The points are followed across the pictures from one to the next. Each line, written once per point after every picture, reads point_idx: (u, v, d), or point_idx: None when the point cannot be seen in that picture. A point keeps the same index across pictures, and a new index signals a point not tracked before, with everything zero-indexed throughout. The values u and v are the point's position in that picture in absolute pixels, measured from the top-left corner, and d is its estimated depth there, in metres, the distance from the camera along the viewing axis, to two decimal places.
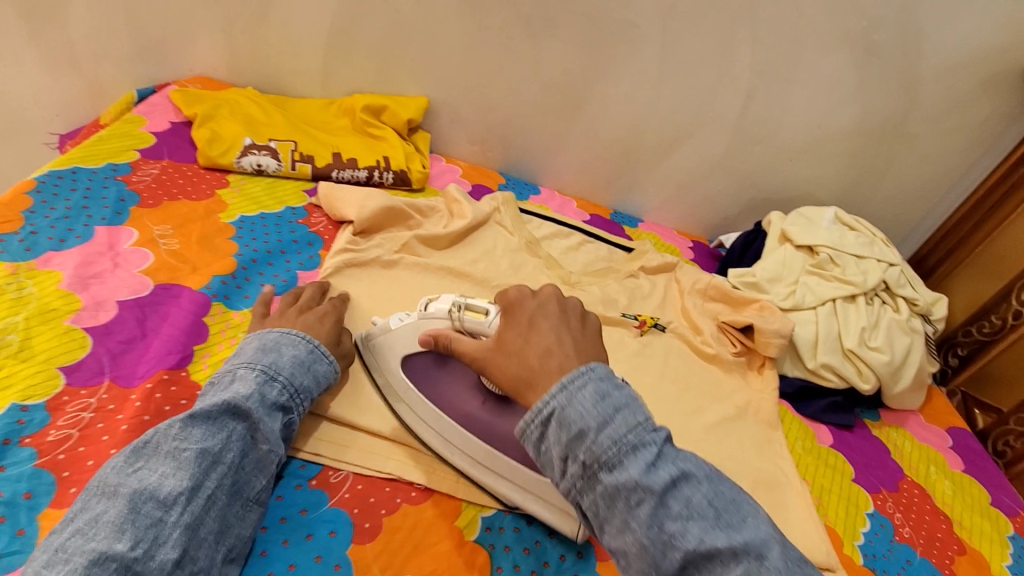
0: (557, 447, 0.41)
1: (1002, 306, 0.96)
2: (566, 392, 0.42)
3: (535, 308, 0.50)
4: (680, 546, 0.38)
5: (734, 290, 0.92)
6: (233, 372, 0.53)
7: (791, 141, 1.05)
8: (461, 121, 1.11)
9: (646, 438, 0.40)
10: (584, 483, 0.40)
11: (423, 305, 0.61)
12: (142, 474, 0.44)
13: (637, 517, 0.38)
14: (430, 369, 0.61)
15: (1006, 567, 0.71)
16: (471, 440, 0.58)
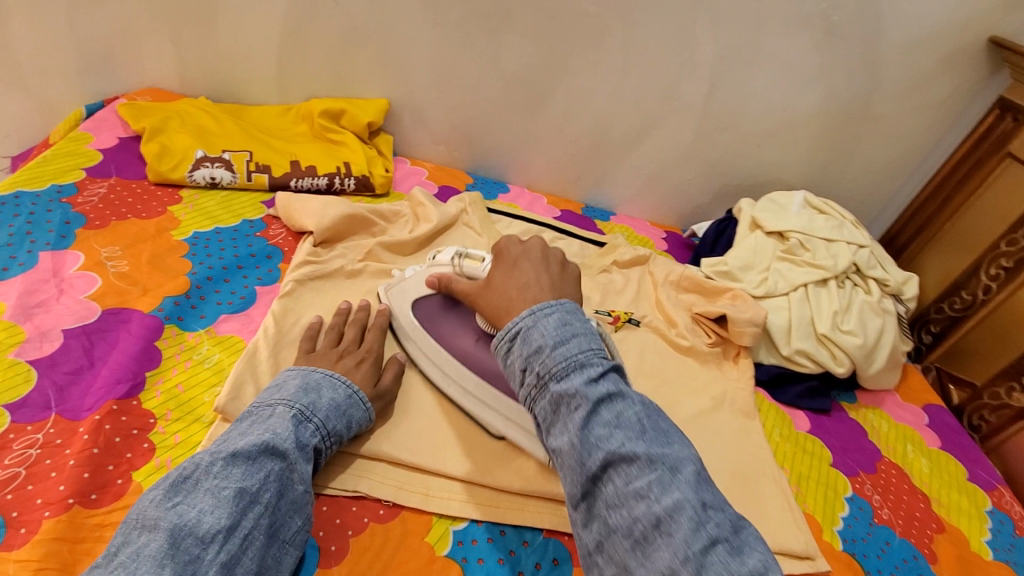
0: (517, 359, 0.46)
1: (972, 281, 0.97)
2: (534, 316, 0.47)
3: (519, 252, 0.57)
4: (606, 450, 0.41)
5: (707, 280, 0.91)
6: (271, 408, 0.52)
7: (758, 126, 1.04)
8: (425, 121, 1.09)
9: (595, 360, 0.44)
10: (535, 392, 0.44)
11: (432, 257, 0.72)
12: (181, 507, 0.43)
13: (573, 421, 0.42)
14: (434, 310, 0.68)
15: (984, 542, 0.72)
16: (462, 372, 0.64)
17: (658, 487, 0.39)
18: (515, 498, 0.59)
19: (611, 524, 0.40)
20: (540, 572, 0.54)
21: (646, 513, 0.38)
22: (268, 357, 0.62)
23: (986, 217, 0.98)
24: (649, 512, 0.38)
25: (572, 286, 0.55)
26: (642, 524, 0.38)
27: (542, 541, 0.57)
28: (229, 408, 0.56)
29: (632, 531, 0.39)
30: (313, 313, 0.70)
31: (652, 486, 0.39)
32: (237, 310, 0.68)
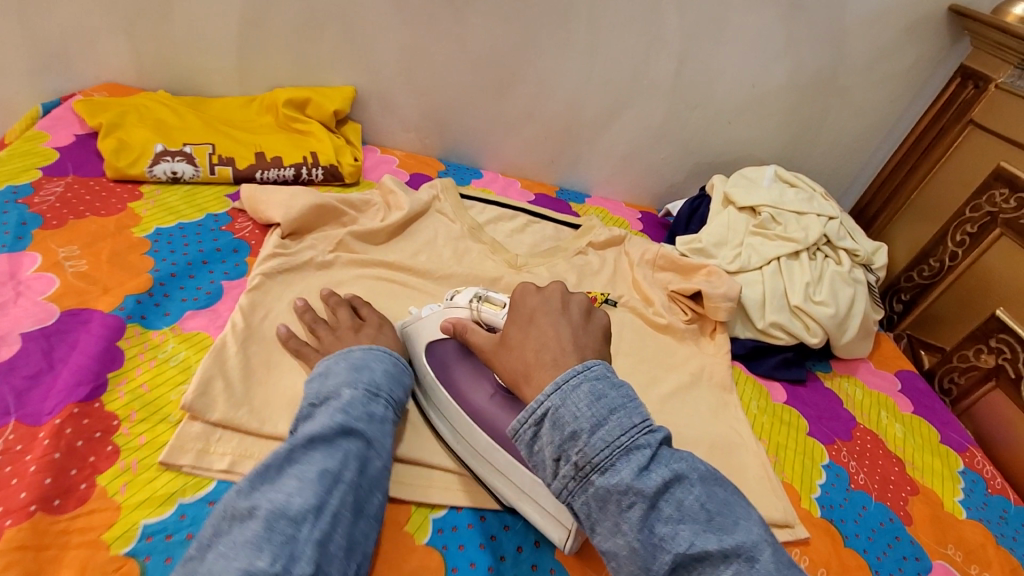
0: (551, 448, 0.44)
1: (939, 248, 0.98)
2: (561, 392, 0.45)
3: (538, 305, 0.54)
4: (673, 551, 0.40)
5: (682, 257, 0.91)
6: (337, 391, 0.54)
7: (728, 103, 1.04)
8: (393, 108, 1.07)
9: (641, 441, 0.43)
10: (576, 484, 0.43)
11: (449, 296, 0.67)
12: (272, 495, 0.46)
13: (628, 519, 0.41)
14: (451, 356, 0.63)
15: (957, 501, 0.74)
16: (472, 431, 0.58)
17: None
18: None
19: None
20: (522, 555, 0.54)
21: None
22: (237, 352, 0.61)
23: (950, 183, 0.99)
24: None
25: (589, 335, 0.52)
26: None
27: (524, 524, 0.57)
28: (197, 405, 0.54)
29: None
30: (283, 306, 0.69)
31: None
32: (203, 306, 0.67)
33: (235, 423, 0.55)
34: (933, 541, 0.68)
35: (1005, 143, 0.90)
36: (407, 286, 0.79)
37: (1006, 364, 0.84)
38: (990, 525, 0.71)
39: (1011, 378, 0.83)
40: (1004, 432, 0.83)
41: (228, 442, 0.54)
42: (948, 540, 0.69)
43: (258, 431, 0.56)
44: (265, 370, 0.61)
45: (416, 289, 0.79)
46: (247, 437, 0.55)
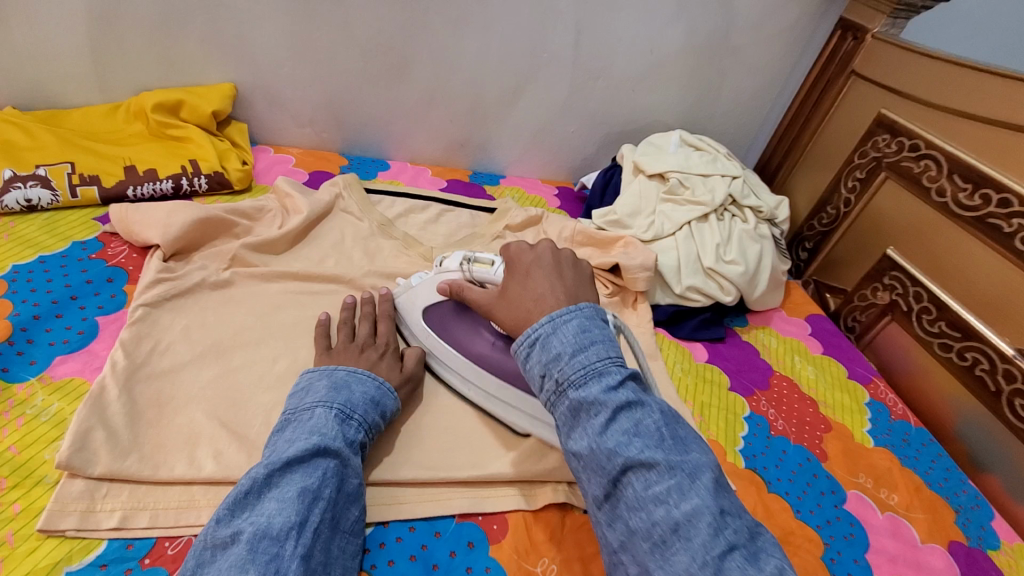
0: (537, 366, 0.47)
1: (835, 196, 1.04)
2: (553, 322, 0.48)
3: (532, 260, 0.56)
4: (625, 457, 0.42)
5: (599, 231, 0.91)
6: (312, 411, 0.53)
7: (628, 71, 1.04)
8: (283, 103, 0.99)
9: (614, 369, 0.45)
10: (556, 397, 0.46)
11: (438, 262, 0.71)
12: (253, 518, 0.44)
13: (593, 427, 0.43)
14: (448, 316, 0.69)
15: (866, 432, 0.79)
16: (482, 375, 0.64)
17: (677, 495, 0.40)
18: (424, 489, 0.57)
19: (630, 527, 0.41)
20: (456, 559, 0.53)
21: (664, 518, 0.40)
22: (120, 395, 0.55)
23: (840, 134, 1.04)
24: (668, 518, 0.39)
25: (587, 290, 0.54)
26: (661, 529, 0.40)
27: (455, 528, 0.56)
28: (75, 461, 0.49)
29: (650, 535, 0.40)
30: (172, 335, 0.63)
31: (671, 493, 0.40)
32: (76, 347, 0.60)
33: (124, 474, 0.50)
34: (846, 473, 0.73)
35: (881, 91, 0.96)
36: (314, 294, 0.73)
37: (899, 299, 0.90)
38: (896, 450, 0.77)
39: (904, 311, 0.89)
40: (903, 362, 0.89)
41: (116, 497, 0.49)
42: (860, 470, 0.74)
43: (152, 479, 0.51)
44: (157, 411, 0.56)
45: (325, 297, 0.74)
46: (139, 487, 0.51)
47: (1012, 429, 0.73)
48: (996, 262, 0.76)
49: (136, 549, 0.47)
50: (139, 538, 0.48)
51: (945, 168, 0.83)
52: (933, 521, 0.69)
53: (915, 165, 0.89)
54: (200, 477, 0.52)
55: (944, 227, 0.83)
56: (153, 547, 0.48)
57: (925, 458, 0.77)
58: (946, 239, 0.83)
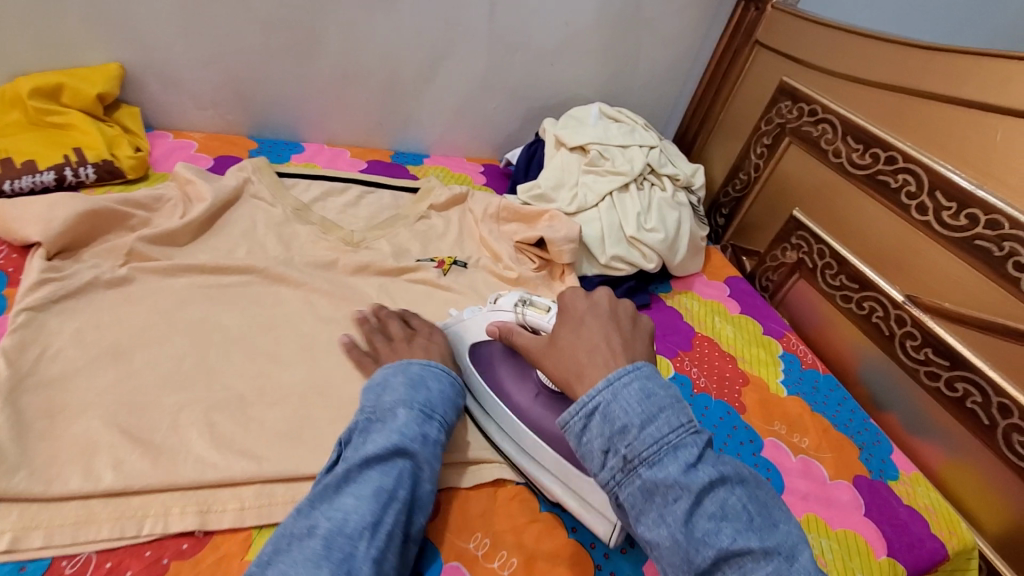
0: (600, 440, 0.45)
1: (746, 162, 1.08)
2: (612, 388, 0.46)
3: (587, 306, 0.55)
4: (717, 546, 0.41)
5: (524, 206, 0.91)
6: (391, 407, 0.51)
7: (546, 43, 1.03)
8: (180, 84, 0.93)
9: (688, 440, 0.44)
10: (625, 475, 0.44)
11: (492, 299, 0.68)
12: (330, 512, 0.44)
13: (674, 512, 0.42)
14: (497, 357, 0.66)
15: (779, 382, 0.85)
16: (519, 429, 0.60)
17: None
18: None
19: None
20: None
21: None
22: (3, 409, 0.50)
23: (749, 102, 1.09)
24: None
25: (642, 342, 0.53)
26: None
27: None
28: None
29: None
30: (62, 338, 0.58)
31: None
32: None
33: (12, 492, 0.46)
34: (763, 422, 0.77)
35: (784, 60, 1.01)
36: (222, 285, 0.69)
37: (805, 257, 0.96)
38: (806, 397, 0.83)
39: (810, 268, 0.95)
40: (812, 316, 0.96)
41: (5, 517, 0.45)
42: (775, 418, 0.79)
43: (43, 496, 0.47)
44: (47, 422, 0.52)
45: (236, 287, 0.69)
46: (31, 505, 0.47)
47: (905, 368, 0.81)
48: (885, 215, 0.83)
49: (29, 570, 0.44)
50: (33, 559, 0.44)
51: (840, 130, 0.89)
52: (840, 459, 0.75)
53: (814, 129, 0.94)
54: (99, 489, 0.48)
55: (841, 186, 0.89)
56: (49, 567, 0.44)
57: (832, 402, 0.83)
58: (843, 197, 0.89)
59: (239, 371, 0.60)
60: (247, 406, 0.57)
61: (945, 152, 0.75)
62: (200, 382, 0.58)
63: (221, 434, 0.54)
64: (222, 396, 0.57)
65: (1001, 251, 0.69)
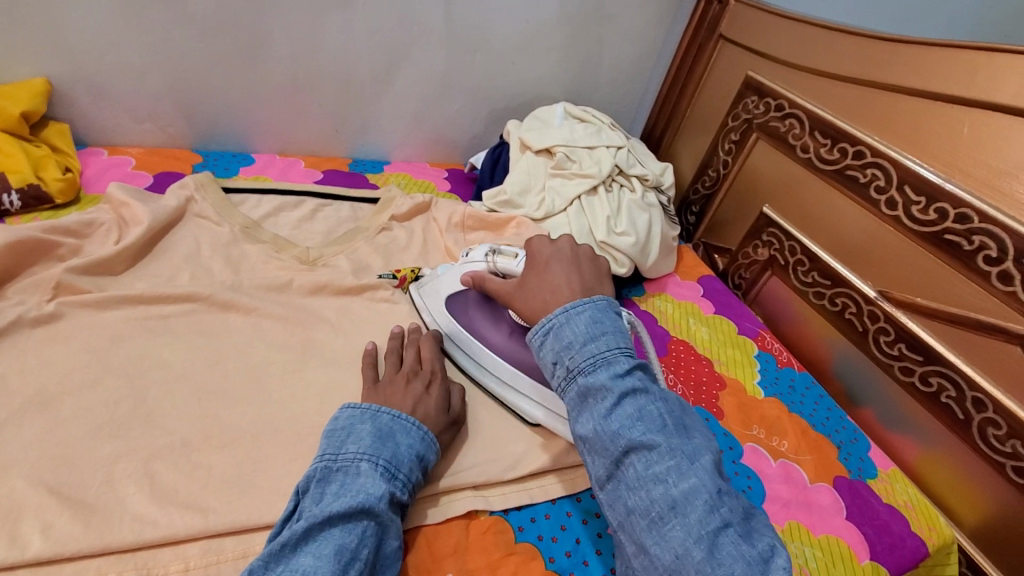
0: (550, 352, 0.53)
1: (714, 158, 1.07)
2: (567, 313, 0.53)
3: (552, 253, 0.62)
4: (629, 441, 0.46)
5: (489, 213, 0.87)
6: (356, 460, 0.49)
7: (506, 42, 1.00)
8: (115, 96, 0.86)
9: (620, 357, 0.50)
10: (567, 382, 0.51)
11: (464, 254, 0.74)
12: (287, 573, 0.42)
13: (599, 411, 0.48)
14: (470, 303, 0.71)
15: (756, 383, 0.83)
16: (496, 363, 0.67)
17: (675, 474, 0.44)
18: None
19: (630, 503, 0.45)
20: None
21: (662, 495, 0.44)
22: None
23: (715, 97, 1.07)
24: (666, 494, 0.44)
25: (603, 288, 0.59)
26: (659, 507, 0.44)
27: None
28: None
29: (649, 508, 0.44)
30: None
31: (669, 472, 0.44)
32: None
33: None
34: (741, 427, 0.76)
35: (749, 54, 0.99)
36: (163, 316, 0.64)
37: (777, 254, 0.95)
38: (783, 397, 0.82)
39: (782, 265, 0.94)
40: (786, 313, 0.95)
41: None
42: (753, 422, 0.77)
43: None
44: None
45: (179, 318, 0.64)
46: None
47: (880, 364, 0.80)
48: (855, 211, 0.82)
49: None
50: None
51: (807, 125, 0.88)
52: (819, 461, 0.74)
53: (781, 124, 0.92)
54: (23, 560, 0.43)
55: (810, 182, 0.88)
56: None
57: (809, 401, 0.82)
58: (811, 193, 0.88)
59: (183, 413, 0.55)
60: (192, 452, 0.52)
61: (912, 146, 0.74)
62: (138, 428, 0.53)
63: (163, 486, 0.49)
64: (164, 443, 0.52)
65: (971, 245, 0.68)
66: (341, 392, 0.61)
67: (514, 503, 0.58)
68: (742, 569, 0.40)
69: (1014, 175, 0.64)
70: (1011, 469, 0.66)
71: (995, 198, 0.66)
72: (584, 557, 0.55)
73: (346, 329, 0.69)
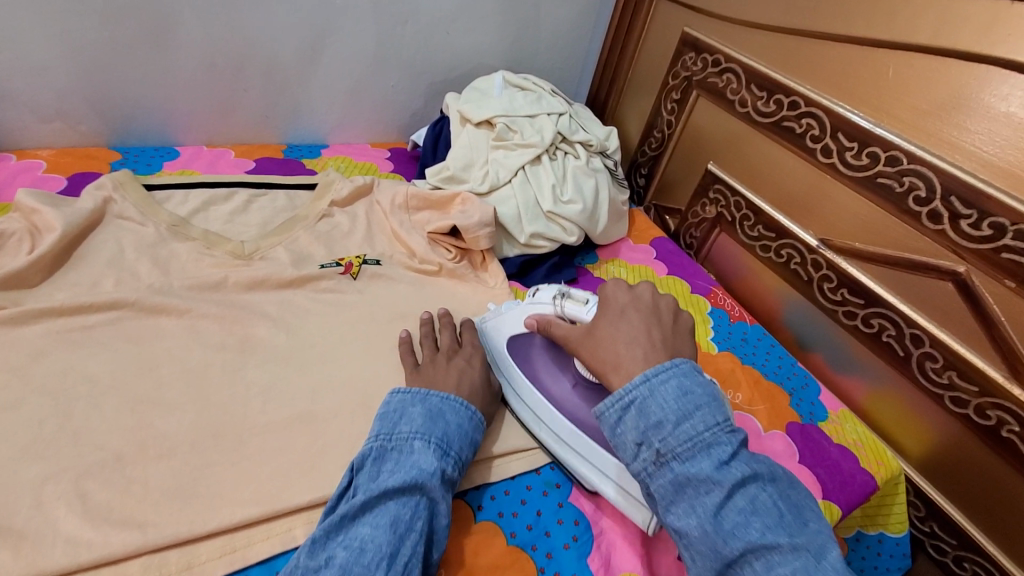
0: (633, 432, 0.47)
1: (658, 119, 1.06)
2: (649, 383, 0.48)
3: (628, 299, 0.57)
4: (745, 541, 0.42)
5: (434, 191, 0.84)
6: (410, 441, 0.50)
7: (437, 10, 0.95)
8: (15, 95, 0.79)
9: (722, 436, 0.45)
10: (656, 468, 0.46)
11: (532, 292, 0.69)
12: (347, 543, 0.44)
13: (705, 504, 0.43)
14: (537, 349, 0.67)
15: (710, 339, 0.84)
16: (555, 417, 0.61)
17: None
18: (256, 527, 0.49)
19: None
20: None
21: None
22: None
23: (654, 57, 1.06)
24: None
25: (682, 338, 0.55)
26: None
27: None
28: None
29: None
30: None
31: None
32: None
33: None
34: None
35: (685, 10, 0.98)
36: (85, 327, 0.60)
37: (724, 211, 0.95)
38: (736, 351, 0.83)
39: (729, 221, 0.95)
40: (736, 267, 0.96)
41: None
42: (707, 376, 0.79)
43: None
44: None
45: (103, 328, 0.60)
46: None
47: (825, 311, 0.82)
48: (794, 161, 0.82)
49: None
50: None
51: (744, 79, 0.88)
52: (772, 409, 0.76)
53: (719, 79, 0.92)
54: None
55: (750, 136, 0.88)
56: None
57: (761, 352, 0.84)
58: (753, 147, 0.88)
59: (110, 425, 0.52)
60: (126, 466, 0.50)
61: (844, 93, 0.75)
62: (66, 447, 0.50)
63: (95, 504, 0.47)
64: (94, 460, 0.50)
65: (902, 187, 0.69)
66: (286, 389, 0.59)
67: (473, 482, 0.57)
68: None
69: (940, 115, 0.65)
70: (948, 399, 0.69)
71: (921, 138, 0.67)
72: (545, 528, 0.56)
73: (288, 324, 0.66)
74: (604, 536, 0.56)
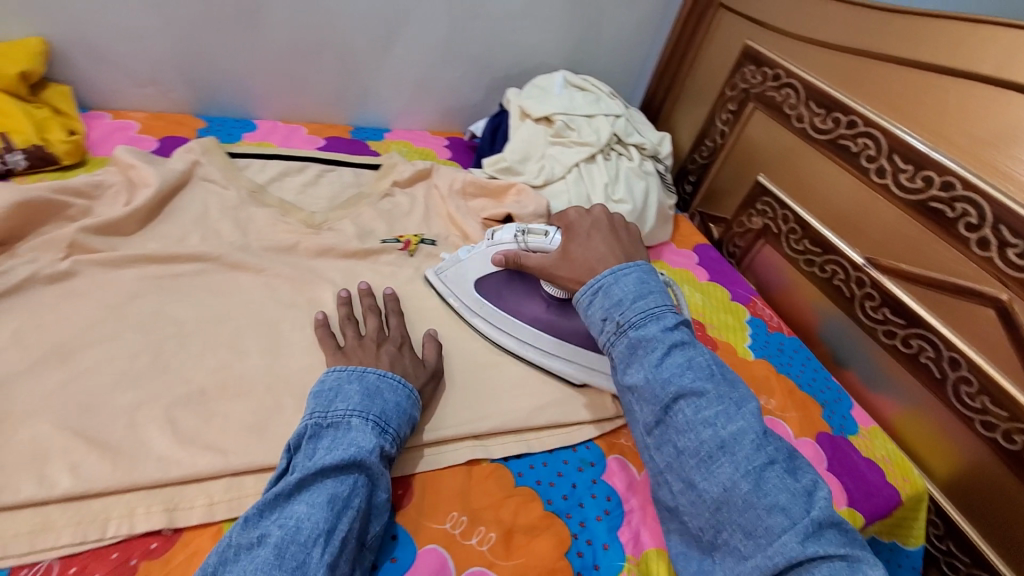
0: (600, 310, 0.58)
1: (711, 128, 1.08)
2: (615, 274, 0.59)
3: (592, 224, 0.66)
4: (677, 387, 0.52)
5: (490, 180, 0.88)
6: (347, 419, 0.50)
7: (506, 9, 0.99)
8: (116, 60, 0.86)
9: (668, 313, 0.56)
10: (616, 337, 0.56)
11: (490, 234, 0.73)
12: (282, 520, 0.44)
13: (651, 360, 0.53)
14: (501, 285, 0.72)
15: (747, 346, 0.86)
16: (540, 336, 0.70)
17: (723, 418, 0.50)
18: None
19: (679, 446, 0.51)
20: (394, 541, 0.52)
21: (712, 437, 0.49)
22: None
23: (713, 67, 1.08)
24: (716, 436, 0.49)
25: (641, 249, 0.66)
26: (708, 446, 0.49)
27: None
28: None
29: (699, 451, 0.50)
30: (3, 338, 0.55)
31: (719, 416, 0.50)
32: None
33: None
34: None
35: (748, 23, 1.00)
36: (173, 275, 0.65)
37: (770, 223, 0.97)
38: (772, 359, 0.85)
39: (774, 233, 0.96)
40: (777, 279, 0.97)
41: None
42: None
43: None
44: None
45: (188, 278, 0.66)
46: None
47: (864, 328, 0.83)
48: (845, 179, 0.84)
49: None
50: None
51: (803, 95, 0.89)
52: (804, 418, 0.77)
53: (778, 94, 0.94)
54: (54, 495, 0.46)
55: (804, 151, 0.90)
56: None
57: (796, 363, 0.86)
58: (806, 162, 0.89)
59: (194, 364, 0.58)
60: (209, 400, 0.55)
61: (904, 115, 0.76)
62: (156, 379, 0.55)
63: (183, 430, 0.52)
64: (181, 393, 0.55)
65: (954, 213, 0.70)
66: None
67: (515, 451, 0.61)
68: (786, 500, 0.46)
69: (997, 145, 0.67)
70: (979, 424, 0.70)
71: (977, 166, 0.68)
72: (580, 500, 0.59)
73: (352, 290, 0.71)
74: (636, 514, 0.59)
